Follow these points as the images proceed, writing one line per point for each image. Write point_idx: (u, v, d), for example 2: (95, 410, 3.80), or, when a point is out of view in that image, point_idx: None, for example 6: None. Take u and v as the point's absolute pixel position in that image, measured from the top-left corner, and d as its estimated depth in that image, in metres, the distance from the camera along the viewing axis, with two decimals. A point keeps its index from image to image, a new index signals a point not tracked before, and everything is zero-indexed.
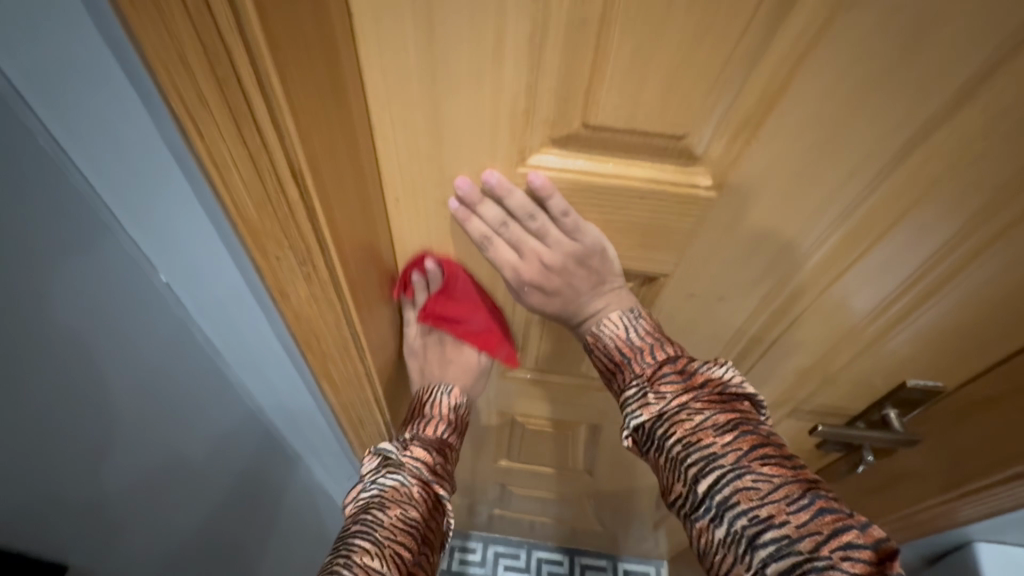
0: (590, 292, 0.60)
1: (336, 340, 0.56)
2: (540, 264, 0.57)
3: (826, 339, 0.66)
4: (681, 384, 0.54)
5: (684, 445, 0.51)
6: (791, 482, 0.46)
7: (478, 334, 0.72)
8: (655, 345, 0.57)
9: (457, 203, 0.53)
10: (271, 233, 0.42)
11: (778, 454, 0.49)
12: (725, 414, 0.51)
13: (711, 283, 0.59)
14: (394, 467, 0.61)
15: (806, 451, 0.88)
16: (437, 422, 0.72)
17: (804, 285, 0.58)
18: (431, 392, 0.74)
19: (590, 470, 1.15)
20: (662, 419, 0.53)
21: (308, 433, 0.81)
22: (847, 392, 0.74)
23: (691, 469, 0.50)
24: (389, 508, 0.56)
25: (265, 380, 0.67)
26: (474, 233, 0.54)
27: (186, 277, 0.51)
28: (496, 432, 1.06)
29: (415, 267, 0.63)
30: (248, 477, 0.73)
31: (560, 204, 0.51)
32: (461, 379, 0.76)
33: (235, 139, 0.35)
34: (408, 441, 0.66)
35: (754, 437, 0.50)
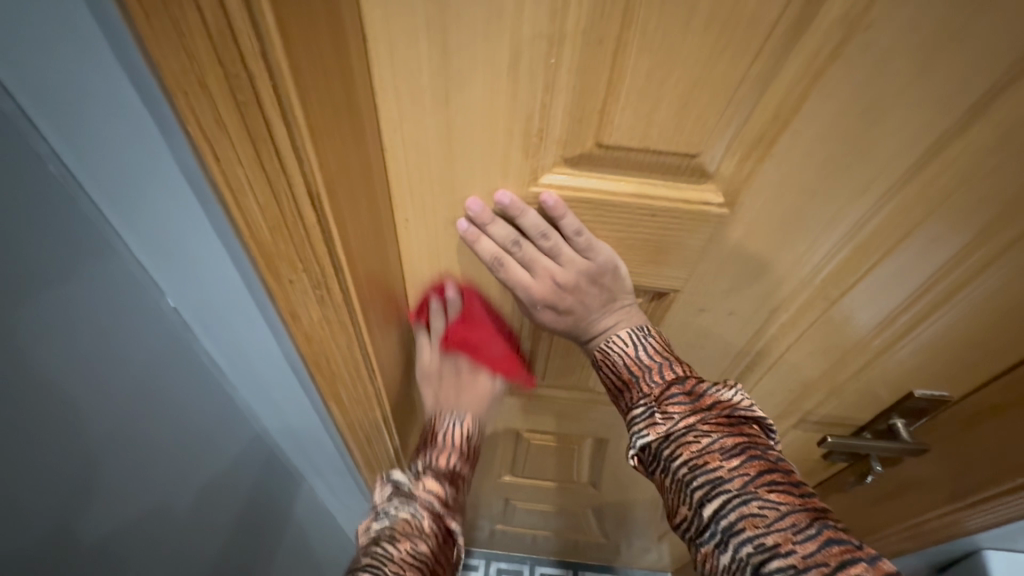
0: (600, 310, 0.60)
1: (347, 362, 0.55)
2: (552, 283, 0.57)
3: (832, 352, 0.66)
4: (688, 405, 0.54)
5: (690, 467, 0.51)
6: (799, 511, 0.46)
7: (499, 359, 0.73)
8: (664, 364, 0.57)
9: (466, 224, 0.53)
10: (284, 256, 0.41)
11: (786, 480, 0.49)
12: (732, 437, 0.51)
13: (720, 298, 0.60)
14: (407, 500, 0.60)
15: (813, 462, 0.89)
16: (450, 453, 0.70)
17: (812, 299, 0.59)
18: (442, 420, 0.72)
19: (594, 483, 1.15)
20: (670, 440, 0.53)
21: (312, 453, 0.80)
22: (853, 403, 0.75)
23: (696, 493, 0.50)
24: (399, 541, 0.54)
25: (271, 402, 0.66)
26: (484, 253, 0.54)
27: (196, 302, 0.51)
28: (500, 447, 1.05)
29: (436, 292, 0.64)
30: (253, 501, 0.71)
31: (572, 223, 0.51)
32: (474, 409, 0.73)
33: (252, 163, 0.34)
34: (420, 479, 0.64)
35: (762, 462, 0.50)
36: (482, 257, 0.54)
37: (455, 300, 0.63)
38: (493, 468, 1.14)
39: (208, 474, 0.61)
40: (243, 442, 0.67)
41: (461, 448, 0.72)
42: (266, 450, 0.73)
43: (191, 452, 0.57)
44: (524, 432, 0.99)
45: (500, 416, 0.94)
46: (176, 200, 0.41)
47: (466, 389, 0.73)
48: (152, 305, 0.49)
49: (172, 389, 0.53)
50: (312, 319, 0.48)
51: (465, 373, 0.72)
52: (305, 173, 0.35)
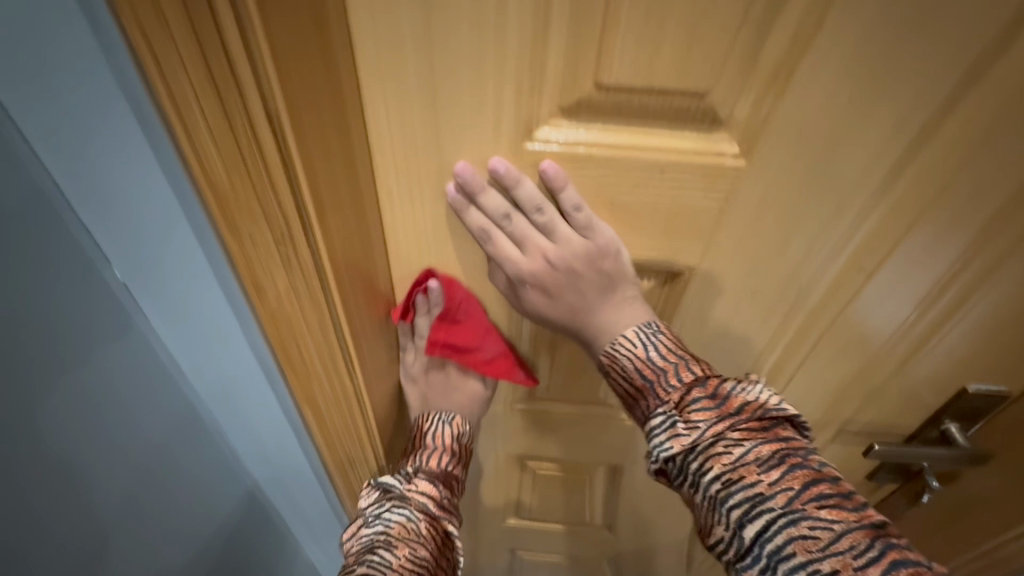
0: (599, 304, 0.53)
1: (322, 357, 0.48)
2: (544, 263, 0.51)
3: (868, 347, 0.60)
4: (714, 411, 0.46)
5: (723, 483, 0.43)
6: (855, 529, 0.39)
7: (493, 360, 0.63)
8: (680, 365, 0.49)
9: (454, 190, 0.48)
10: (242, 200, 0.36)
11: (836, 491, 0.42)
12: (768, 445, 0.44)
13: (741, 278, 0.53)
14: (400, 503, 0.60)
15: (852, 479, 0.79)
16: (440, 453, 0.67)
17: (840, 279, 0.53)
18: (431, 420, 0.68)
19: (610, 525, 1.03)
20: (696, 452, 0.45)
21: (287, 486, 0.73)
22: (898, 407, 0.66)
23: (734, 512, 0.42)
24: (396, 547, 0.55)
25: (237, 411, 0.59)
26: (473, 224, 0.49)
27: (161, 303, 0.48)
28: (503, 481, 0.95)
29: (419, 289, 0.57)
30: (226, 503, 0.69)
31: (573, 197, 0.47)
32: (464, 409, 0.69)
33: (200, 71, 0.30)
34: (412, 473, 0.64)
35: (806, 473, 0.43)
36: (470, 228, 0.50)
37: (440, 295, 0.56)
38: (494, 509, 1.03)
39: (196, 468, 0.62)
40: (208, 462, 0.64)
41: (453, 448, 0.68)
42: (229, 475, 0.69)
43: (177, 453, 0.59)
44: (528, 460, 0.90)
45: (501, 441, 0.85)
46: (129, 177, 0.37)
47: (455, 387, 0.69)
48: (101, 284, 0.46)
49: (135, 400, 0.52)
50: (280, 297, 0.42)
51: (454, 375, 0.68)
52: (257, 74, 0.30)
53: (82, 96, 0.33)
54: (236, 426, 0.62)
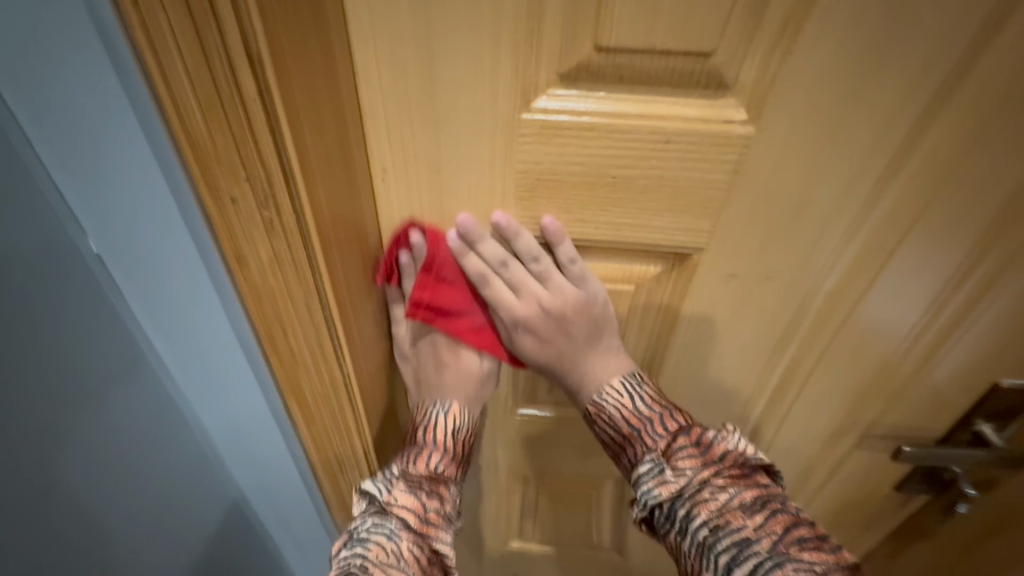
0: (584, 353, 0.58)
1: (309, 345, 0.45)
2: (537, 308, 0.55)
3: (891, 338, 0.56)
4: (700, 458, 0.52)
5: (711, 528, 0.48)
6: (833, 569, 0.45)
7: (481, 327, 0.59)
8: (665, 414, 0.55)
9: (455, 237, 0.51)
10: (223, 155, 0.33)
11: (812, 535, 0.48)
12: (750, 491, 0.50)
13: (753, 256, 0.50)
14: (381, 519, 0.54)
15: (879, 491, 0.74)
16: (430, 452, 0.61)
17: (859, 260, 0.50)
18: (426, 411, 0.64)
19: (620, 547, 0.96)
20: (683, 498, 0.50)
21: (274, 505, 0.69)
22: (926, 407, 0.62)
23: (722, 557, 0.47)
24: (371, 575, 0.49)
25: (227, 418, 0.56)
26: (471, 270, 0.53)
27: (148, 306, 0.46)
28: (506, 498, 0.90)
29: (400, 246, 0.52)
30: (219, 512, 0.67)
31: (568, 251, 0.50)
32: (460, 394, 0.64)
33: (177, 5, 0.28)
34: (395, 479, 0.57)
35: (786, 518, 0.49)
36: (469, 274, 0.53)
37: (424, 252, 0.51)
38: (497, 530, 0.97)
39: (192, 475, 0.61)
40: (192, 480, 0.61)
41: (445, 445, 0.62)
42: (218, 492, 0.65)
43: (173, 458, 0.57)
44: (533, 473, 0.84)
45: (504, 450, 0.80)
46: (117, 163, 0.36)
47: (449, 368, 0.65)
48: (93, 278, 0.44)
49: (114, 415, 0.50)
50: (265, 272, 0.39)
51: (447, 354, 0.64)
52: (236, 7, 0.28)
53: (71, 73, 0.31)
54: (227, 436, 0.59)
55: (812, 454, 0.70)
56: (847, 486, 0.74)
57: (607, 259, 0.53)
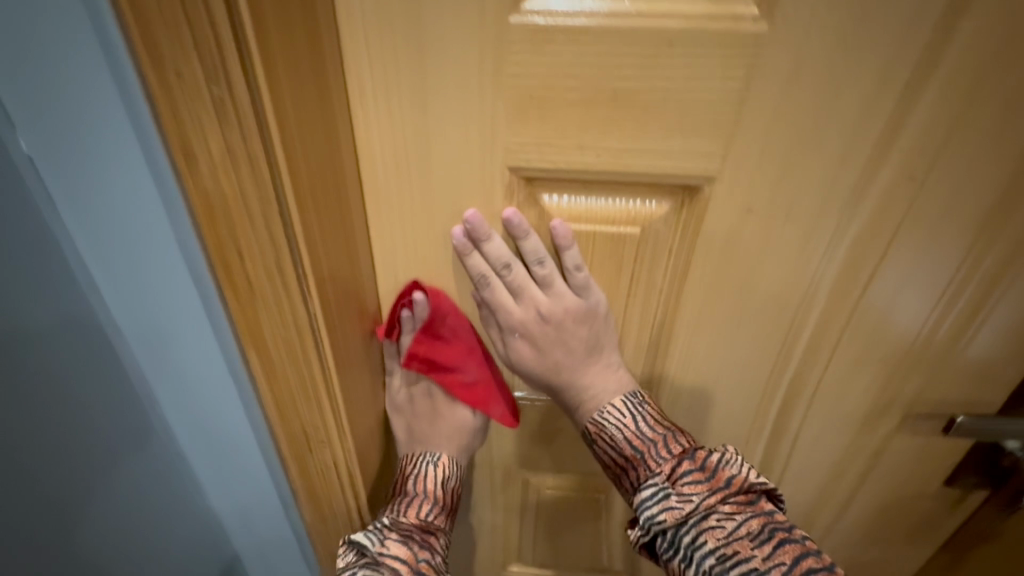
0: (582, 366, 0.56)
1: (272, 276, 0.39)
2: (536, 315, 0.53)
3: (930, 294, 0.50)
4: (705, 484, 0.51)
5: (718, 557, 0.48)
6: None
7: (473, 385, 0.56)
8: (669, 437, 0.54)
9: (461, 234, 0.48)
10: (163, 12, 0.29)
11: (822, 565, 0.47)
12: (757, 518, 0.50)
13: (774, 190, 0.44)
14: (371, 573, 0.47)
15: (929, 489, 0.65)
16: (422, 502, 0.54)
17: (894, 193, 0.44)
18: (415, 462, 0.57)
19: (634, 570, 0.85)
20: (689, 525, 0.50)
21: (234, 502, 0.61)
22: (975, 374, 0.55)
23: None
24: None
25: (172, 369, 0.48)
26: (473, 269, 0.50)
27: (95, 237, 0.41)
28: (504, 515, 0.79)
29: (402, 304, 0.52)
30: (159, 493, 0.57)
31: (574, 257, 0.49)
32: (452, 447, 0.58)
33: None
34: (387, 528, 0.51)
35: (794, 547, 0.48)
36: (470, 273, 0.51)
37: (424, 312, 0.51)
38: (494, 553, 0.85)
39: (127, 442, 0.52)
40: (137, 465, 0.54)
41: (438, 495, 0.56)
42: (161, 475, 0.57)
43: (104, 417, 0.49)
44: (534, 481, 0.73)
45: (500, 455, 0.70)
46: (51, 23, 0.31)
47: (442, 416, 0.57)
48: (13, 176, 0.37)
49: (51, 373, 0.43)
50: (216, 173, 0.34)
51: (443, 405, 0.57)
52: None
53: None
54: (172, 396, 0.51)
55: (849, 443, 0.62)
56: (892, 483, 0.65)
57: (609, 198, 0.47)
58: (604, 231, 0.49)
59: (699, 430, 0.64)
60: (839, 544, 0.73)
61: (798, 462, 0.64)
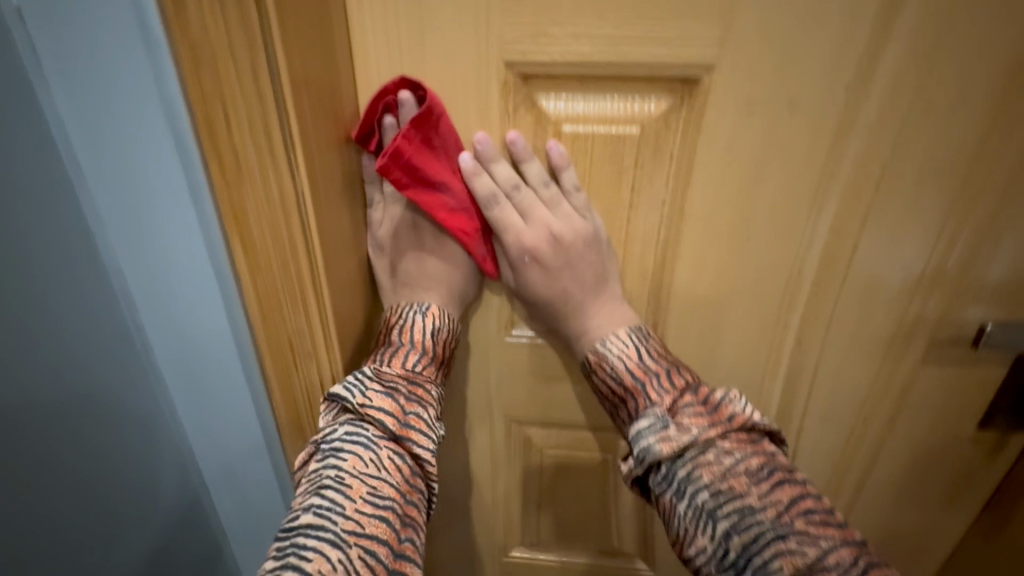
0: (590, 298, 0.54)
1: (259, 145, 0.38)
2: (547, 238, 0.51)
3: (942, 193, 0.48)
4: (705, 418, 0.47)
5: (712, 492, 0.43)
6: (840, 545, 0.41)
7: (462, 212, 0.50)
8: (672, 370, 0.50)
9: (468, 156, 0.48)
10: None
11: (820, 508, 0.43)
12: (757, 457, 0.45)
13: (773, 77, 0.44)
14: (357, 425, 0.45)
15: (963, 433, 0.61)
16: (407, 354, 0.51)
17: (899, 75, 0.43)
18: (400, 312, 0.53)
19: (646, 552, 0.78)
20: (685, 458, 0.45)
21: (214, 439, 0.58)
22: (994, 287, 0.52)
23: (722, 523, 0.42)
24: (348, 487, 0.41)
25: (159, 280, 0.47)
26: (482, 191, 0.49)
27: (77, 113, 0.39)
28: (505, 482, 0.74)
29: (385, 107, 0.46)
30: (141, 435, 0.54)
31: (572, 180, 0.50)
32: (441, 295, 0.53)
33: None
34: (369, 379, 0.47)
35: (793, 488, 0.44)
36: (478, 196, 0.49)
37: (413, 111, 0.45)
38: (497, 531, 0.79)
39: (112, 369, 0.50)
40: (117, 391, 0.51)
41: (426, 348, 0.52)
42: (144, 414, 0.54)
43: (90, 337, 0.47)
44: (538, 438, 0.69)
45: (500, 405, 0.66)
46: None
47: (427, 250, 0.53)
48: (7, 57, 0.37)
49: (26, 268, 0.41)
50: (205, 19, 0.34)
51: (430, 237, 0.53)
52: None
53: None
54: (157, 314, 0.49)
55: (866, 375, 0.59)
56: (919, 425, 0.61)
57: (608, 96, 0.47)
58: (605, 132, 0.48)
59: (711, 367, 0.61)
60: (869, 504, 0.67)
61: (819, 401, 0.61)
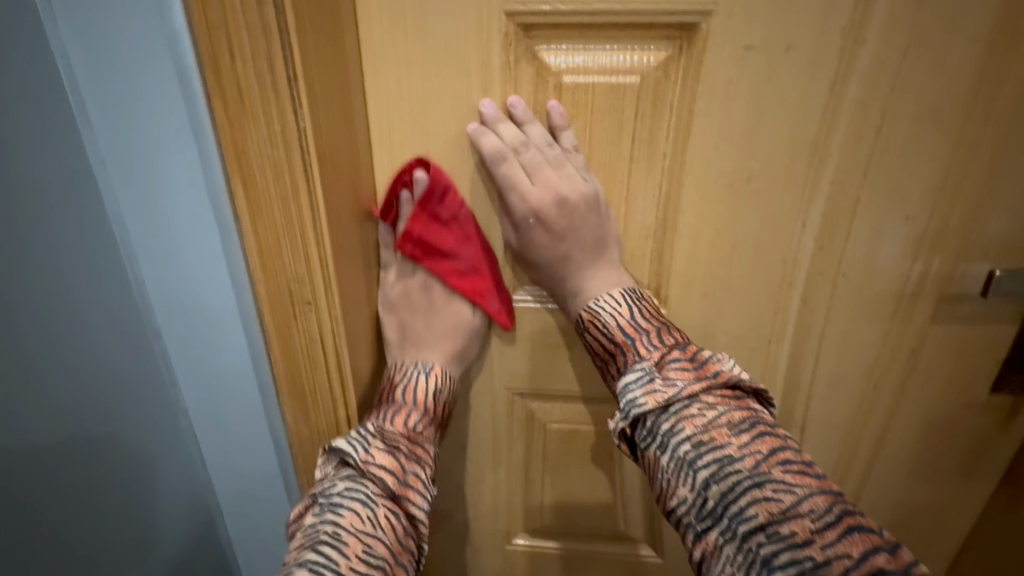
0: (591, 262, 0.53)
1: (262, 78, 0.39)
2: (553, 199, 0.50)
3: (942, 140, 0.48)
4: (692, 372, 0.45)
5: (693, 443, 0.41)
6: (816, 492, 0.38)
7: (469, 274, 0.56)
8: (662, 329, 0.48)
9: (475, 126, 0.50)
10: None
11: (800, 459, 0.40)
12: (739, 411, 0.43)
13: (769, 20, 0.44)
14: (356, 482, 0.45)
15: (975, 397, 0.59)
16: (410, 413, 0.52)
17: (893, 17, 0.44)
18: (404, 372, 0.55)
19: (653, 536, 0.76)
20: (669, 411, 0.43)
21: (212, 400, 0.56)
22: (1000, 238, 0.52)
23: (701, 473, 0.40)
24: (345, 544, 0.40)
25: (166, 238, 0.47)
26: (489, 150, 0.49)
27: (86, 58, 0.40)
28: (506, 464, 0.72)
29: (403, 184, 0.52)
30: (147, 406, 0.54)
31: (571, 141, 0.50)
32: (444, 356, 0.56)
33: None
34: (373, 436, 0.48)
35: (773, 439, 0.41)
36: (484, 154, 0.50)
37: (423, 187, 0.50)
38: (499, 518, 0.76)
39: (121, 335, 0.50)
40: (126, 358, 0.51)
41: (427, 408, 0.53)
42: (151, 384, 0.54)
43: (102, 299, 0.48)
44: (540, 413, 0.67)
45: (502, 378, 0.65)
46: None
47: (438, 310, 0.57)
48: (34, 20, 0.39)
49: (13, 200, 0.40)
50: None
51: (438, 298, 0.57)
52: None
53: None
54: (163, 277, 0.49)
55: (873, 337, 0.58)
56: (929, 389, 0.59)
57: (606, 47, 0.47)
58: (606, 82, 0.48)
59: (716, 333, 0.60)
60: (881, 478, 0.65)
61: (828, 365, 0.60)
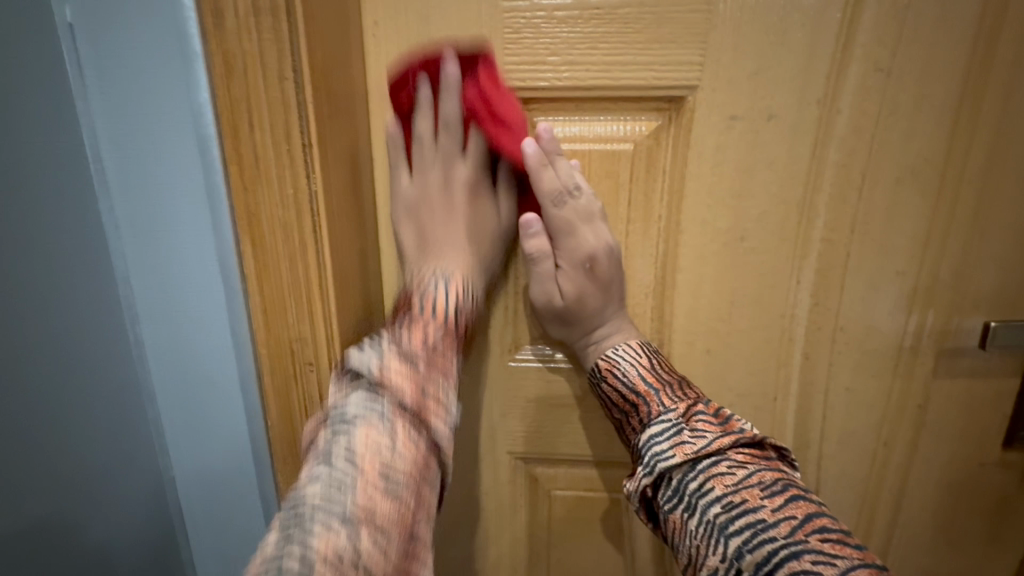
0: (612, 316, 0.53)
1: (277, 146, 0.41)
2: (603, 249, 0.51)
3: (920, 200, 0.51)
4: (719, 427, 0.44)
5: (723, 505, 0.39)
6: (859, 566, 0.35)
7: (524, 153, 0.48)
8: (682, 382, 0.48)
9: (534, 146, 0.47)
10: None
11: (839, 528, 0.38)
12: (771, 471, 0.41)
13: (748, 95, 0.48)
14: (370, 395, 0.39)
15: (987, 455, 0.58)
16: (428, 325, 0.46)
17: (861, 91, 0.48)
18: (423, 282, 0.50)
19: None
20: (697, 468, 0.42)
21: (200, 464, 0.54)
22: (990, 292, 0.53)
23: (733, 540, 0.38)
24: (360, 468, 0.36)
25: (170, 303, 0.47)
26: (547, 186, 0.48)
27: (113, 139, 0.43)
28: (509, 534, 0.67)
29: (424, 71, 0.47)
30: (131, 478, 0.52)
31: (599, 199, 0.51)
32: (467, 267, 0.52)
33: None
34: (388, 347, 0.42)
35: (809, 503, 0.39)
36: (544, 192, 0.48)
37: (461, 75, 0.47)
38: None
39: (110, 402, 0.49)
40: (116, 427, 0.50)
41: (449, 324, 0.48)
42: (139, 455, 0.52)
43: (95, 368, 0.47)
44: (544, 478, 0.65)
45: (504, 439, 0.63)
46: None
47: (461, 216, 0.53)
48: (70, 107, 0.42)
49: (16, 260, 0.41)
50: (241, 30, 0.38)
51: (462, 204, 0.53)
52: None
53: None
54: (163, 341, 0.49)
55: (878, 392, 0.57)
56: (941, 446, 0.58)
57: (600, 118, 0.51)
58: (601, 149, 0.51)
59: (721, 390, 0.59)
60: (903, 545, 0.62)
61: (836, 421, 0.59)
